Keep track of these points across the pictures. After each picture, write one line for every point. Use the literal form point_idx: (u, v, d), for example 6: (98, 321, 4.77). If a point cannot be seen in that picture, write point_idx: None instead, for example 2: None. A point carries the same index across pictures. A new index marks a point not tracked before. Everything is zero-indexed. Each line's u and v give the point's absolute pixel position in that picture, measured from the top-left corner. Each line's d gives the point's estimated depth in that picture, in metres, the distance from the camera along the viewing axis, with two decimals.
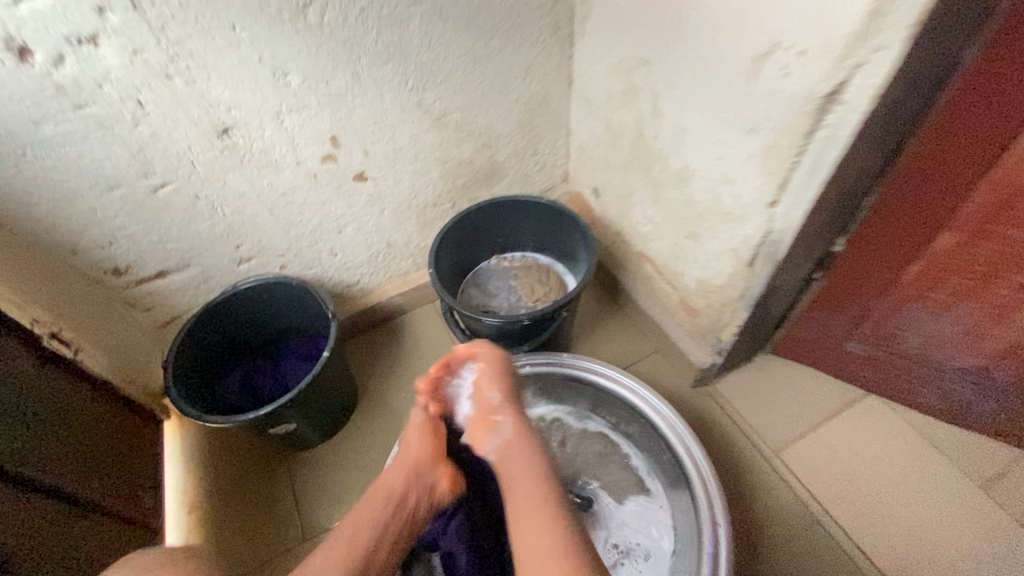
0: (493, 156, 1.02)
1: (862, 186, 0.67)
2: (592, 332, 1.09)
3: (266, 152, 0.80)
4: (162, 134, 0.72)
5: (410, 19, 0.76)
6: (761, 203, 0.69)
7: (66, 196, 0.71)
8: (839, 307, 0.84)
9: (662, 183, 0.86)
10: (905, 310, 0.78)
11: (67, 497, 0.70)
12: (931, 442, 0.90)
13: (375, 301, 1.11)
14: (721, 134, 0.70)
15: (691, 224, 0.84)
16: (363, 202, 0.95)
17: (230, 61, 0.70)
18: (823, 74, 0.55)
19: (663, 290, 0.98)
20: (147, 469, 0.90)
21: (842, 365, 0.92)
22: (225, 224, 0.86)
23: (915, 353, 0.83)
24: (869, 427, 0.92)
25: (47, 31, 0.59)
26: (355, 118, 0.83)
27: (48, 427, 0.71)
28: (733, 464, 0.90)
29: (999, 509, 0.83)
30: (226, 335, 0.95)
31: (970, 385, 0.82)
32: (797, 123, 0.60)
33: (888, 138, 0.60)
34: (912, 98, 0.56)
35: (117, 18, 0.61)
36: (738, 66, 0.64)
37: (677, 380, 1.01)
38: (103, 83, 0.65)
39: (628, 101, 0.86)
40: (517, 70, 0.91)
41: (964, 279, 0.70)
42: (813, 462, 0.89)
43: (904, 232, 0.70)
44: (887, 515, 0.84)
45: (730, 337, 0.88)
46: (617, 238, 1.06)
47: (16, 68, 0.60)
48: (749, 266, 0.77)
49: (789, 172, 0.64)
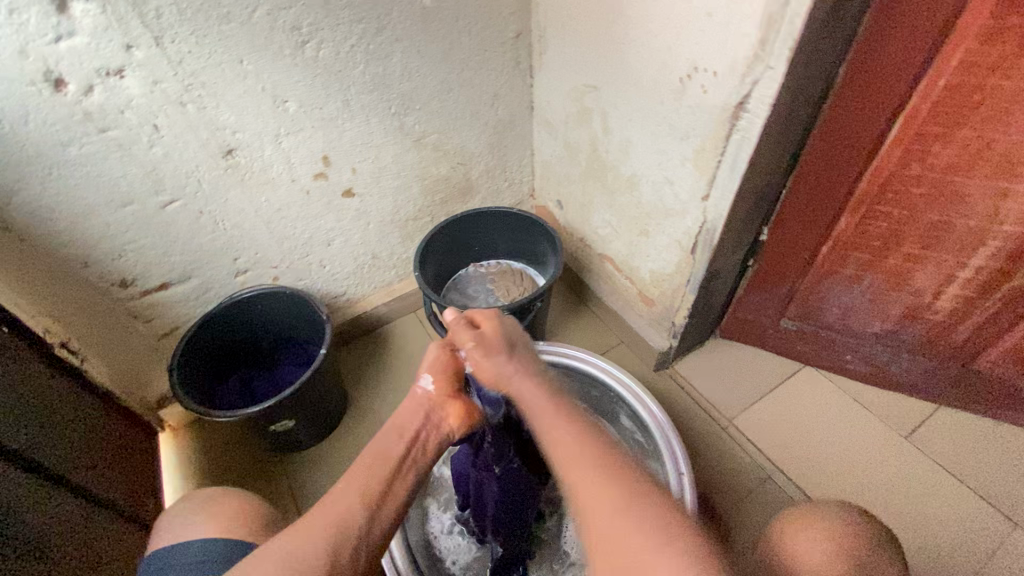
0: (467, 174, 1.14)
1: (775, 180, 0.81)
2: (563, 329, 1.20)
3: (265, 170, 0.90)
4: (173, 155, 0.81)
5: (393, 54, 0.89)
6: (697, 198, 0.83)
7: (84, 211, 0.78)
8: (772, 288, 0.99)
9: (616, 189, 1.00)
10: (823, 284, 0.95)
11: (79, 492, 0.74)
12: (860, 403, 1.04)
13: (361, 310, 1.20)
14: (660, 143, 0.85)
15: (642, 223, 0.97)
16: (351, 216, 1.04)
17: (237, 90, 0.80)
18: (731, 89, 0.70)
19: (623, 285, 1.11)
20: (145, 475, 0.94)
21: (780, 342, 1.07)
22: (225, 238, 0.94)
23: (835, 323, 0.99)
24: (809, 394, 1.05)
25: (80, 65, 0.68)
26: (344, 139, 0.94)
27: (60, 427, 0.76)
28: (695, 433, 1.01)
29: (920, 454, 0.97)
30: (224, 343, 1.01)
31: (883, 346, 0.99)
32: (717, 129, 0.74)
33: (789, 138, 0.75)
34: (802, 106, 0.71)
35: (142, 53, 0.71)
36: (668, 87, 0.78)
37: (641, 366, 1.13)
38: (125, 110, 0.74)
39: (582, 121, 1.00)
40: (486, 97, 1.05)
41: (864, 254, 0.87)
42: (764, 426, 1.01)
43: (814, 218, 0.86)
44: (829, 467, 0.96)
45: (683, 320, 1.00)
46: (581, 243, 1.19)
47: (51, 97, 0.68)
48: (692, 253, 0.90)
49: (715, 170, 0.78)
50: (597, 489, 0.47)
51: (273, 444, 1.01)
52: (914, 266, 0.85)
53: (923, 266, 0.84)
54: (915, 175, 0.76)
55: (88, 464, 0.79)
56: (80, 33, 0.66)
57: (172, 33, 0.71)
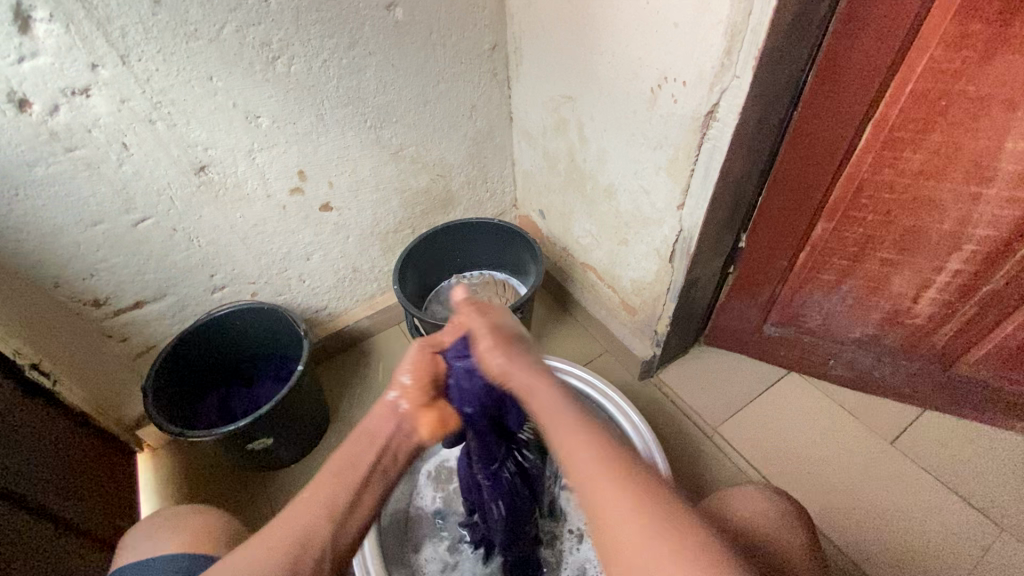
0: (447, 186, 1.13)
1: (750, 187, 0.81)
2: (548, 339, 1.19)
3: (239, 186, 0.89)
4: (144, 173, 0.80)
5: (367, 68, 0.88)
6: (672, 206, 0.83)
7: (53, 231, 0.78)
8: (752, 295, 0.99)
9: (595, 199, 0.99)
10: (803, 290, 0.94)
11: (49, 517, 0.73)
12: (844, 407, 1.03)
13: (343, 324, 1.19)
14: (635, 153, 0.84)
15: (621, 232, 0.97)
16: (329, 230, 1.04)
17: (208, 107, 0.79)
18: (701, 99, 0.69)
19: (606, 294, 1.10)
20: (121, 496, 0.92)
21: (764, 348, 1.07)
22: (201, 254, 0.93)
23: (817, 328, 0.99)
24: (794, 400, 1.04)
25: (44, 85, 0.67)
26: (320, 153, 0.93)
27: (30, 451, 0.74)
28: (680, 441, 1.01)
29: (905, 459, 0.96)
30: (201, 361, 1.00)
31: (866, 351, 0.98)
32: (689, 138, 0.74)
33: (761, 145, 0.75)
34: (773, 113, 0.71)
35: (108, 72, 0.70)
36: (641, 97, 0.78)
37: (626, 375, 1.12)
38: (92, 129, 0.73)
39: (560, 131, 1.00)
40: (464, 109, 1.04)
41: (842, 259, 0.87)
42: (748, 434, 1.00)
43: (790, 224, 0.85)
44: (813, 473, 0.96)
45: (665, 328, 0.99)
46: (563, 253, 1.18)
47: (15, 117, 0.68)
48: (670, 261, 0.89)
49: (689, 178, 0.78)
50: (610, 494, 0.42)
51: (253, 461, 0.99)
52: (892, 270, 0.85)
53: (901, 271, 0.84)
54: (888, 180, 0.76)
55: (62, 484, 0.78)
56: (43, 53, 0.66)
57: (139, 51, 0.71)
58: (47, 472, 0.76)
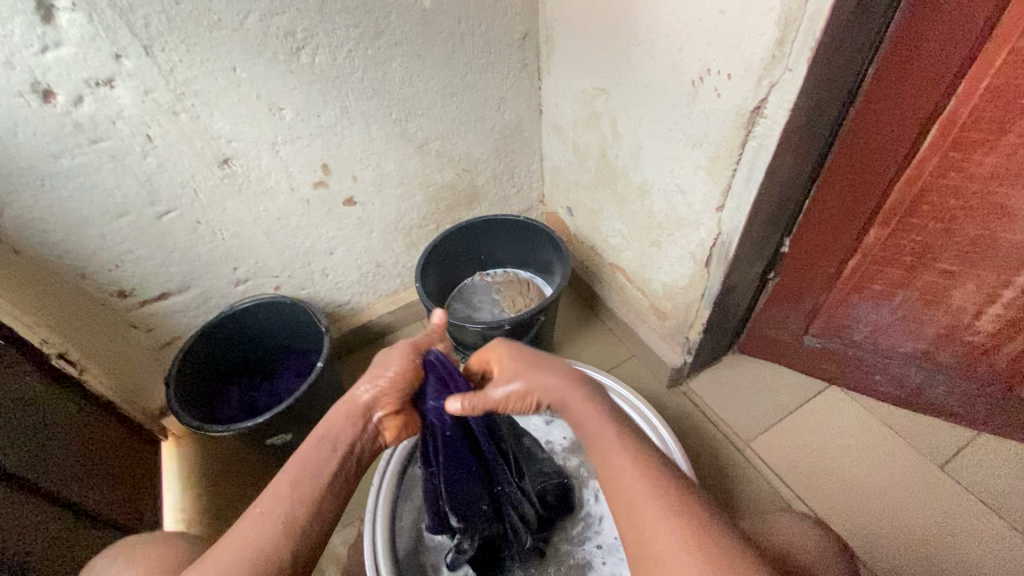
0: (473, 181, 1.10)
1: (796, 189, 0.75)
2: (573, 341, 1.16)
3: (262, 179, 0.87)
4: (167, 165, 0.79)
5: (392, 59, 0.85)
6: (710, 208, 0.78)
7: (79, 222, 0.78)
8: (793, 304, 0.93)
9: (626, 197, 0.94)
10: (850, 300, 0.88)
11: (72, 507, 0.74)
12: (890, 425, 0.97)
13: (365, 319, 1.17)
14: (671, 149, 0.79)
15: (654, 233, 0.92)
16: (353, 224, 1.02)
17: (231, 99, 0.78)
18: (746, 93, 0.64)
19: (635, 297, 1.06)
20: (145, 484, 0.93)
21: (803, 359, 1.00)
22: (224, 247, 0.92)
23: (863, 341, 0.93)
24: (834, 417, 0.98)
25: (68, 75, 0.67)
26: (344, 147, 0.91)
27: (56, 440, 0.75)
28: (709, 455, 0.96)
29: (956, 485, 0.89)
30: (223, 354, 1.00)
31: (917, 368, 0.91)
32: (731, 136, 0.69)
33: (811, 145, 0.69)
34: (827, 109, 0.65)
35: (132, 63, 0.69)
36: (679, 90, 0.73)
37: (654, 382, 1.07)
38: (117, 121, 0.73)
39: (591, 125, 0.95)
40: (492, 101, 1.01)
41: (896, 270, 0.80)
42: (783, 451, 0.95)
43: (839, 230, 0.79)
44: (854, 497, 0.89)
45: (698, 336, 0.95)
46: (592, 252, 1.14)
47: (40, 108, 0.67)
48: (706, 266, 0.84)
49: (729, 179, 0.73)
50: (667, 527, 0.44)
51: (272, 456, 0.99)
52: (952, 283, 0.78)
53: (962, 284, 0.77)
54: (952, 185, 0.69)
55: (85, 474, 0.78)
56: (67, 43, 0.65)
57: (162, 41, 0.69)
58: (71, 462, 0.76)
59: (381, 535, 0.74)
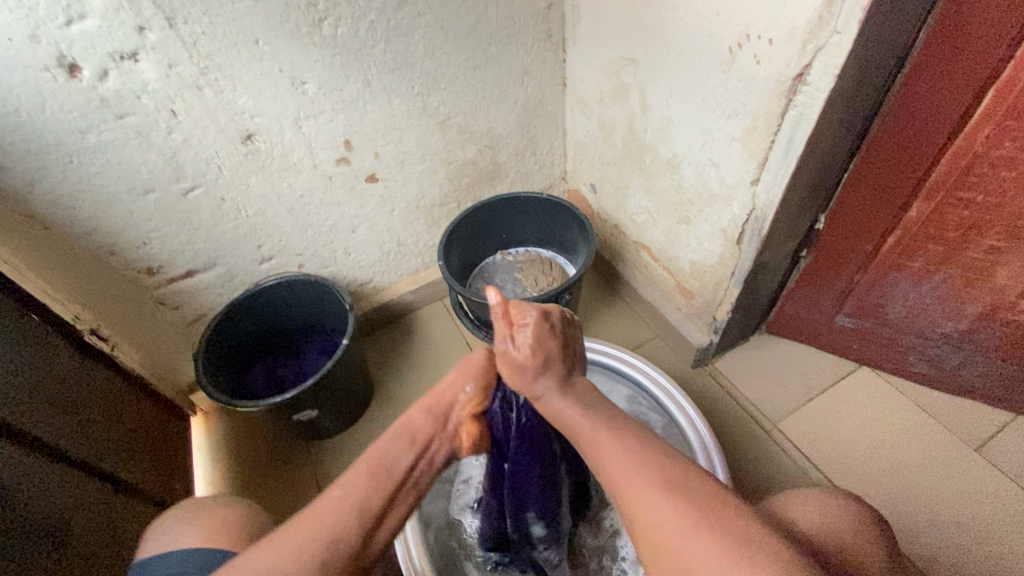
0: (495, 157, 1.08)
1: (835, 162, 0.72)
2: (595, 321, 1.14)
3: (286, 155, 0.87)
4: (192, 141, 0.79)
5: (414, 30, 0.83)
6: (744, 182, 0.75)
7: (107, 198, 0.78)
8: (825, 282, 0.90)
9: (654, 173, 0.92)
10: (887, 278, 0.85)
11: (106, 478, 0.75)
12: (924, 407, 0.94)
13: (388, 298, 1.17)
14: (704, 121, 0.76)
15: (683, 210, 0.89)
16: (375, 202, 1.01)
17: (254, 73, 0.77)
18: (788, 60, 0.61)
19: (661, 276, 1.04)
20: (177, 458, 0.96)
21: (834, 340, 0.98)
22: (248, 225, 0.92)
23: (898, 321, 0.90)
24: (866, 398, 0.96)
25: (93, 48, 0.66)
26: (366, 122, 0.89)
27: (90, 414, 0.76)
28: (735, 436, 0.95)
29: (991, 469, 0.87)
30: (250, 332, 1.01)
31: (955, 349, 0.88)
32: (769, 105, 0.66)
33: (854, 114, 0.66)
34: (873, 77, 0.62)
35: (155, 35, 0.68)
36: (715, 58, 0.70)
37: (679, 363, 1.06)
38: (141, 95, 0.72)
39: (618, 98, 0.92)
40: (515, 74, 0.98)
41: (938, 247, 0.77)
42: (812, 432, 0.93)
43: (879, 205, 0.77)
44: (884, 479, 0.88)
45: (726, 316, 0.93)
46: (616, 231, 1.12)
47: (66, 82, 0.67)
48: (737, 243, 0.82)
49: (765, 152, 0.70)
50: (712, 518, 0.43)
51: (299, 433, 1.00)
52: (999, 260, 0.75)
53: (1010, 262, 0.74)
54: (1006, 156, 0.65)
55: (120, 449, 0.80)
56: (91, 16, 0.64)
57: (185, 13, 0.68)
58: (106, 437, 0.78)
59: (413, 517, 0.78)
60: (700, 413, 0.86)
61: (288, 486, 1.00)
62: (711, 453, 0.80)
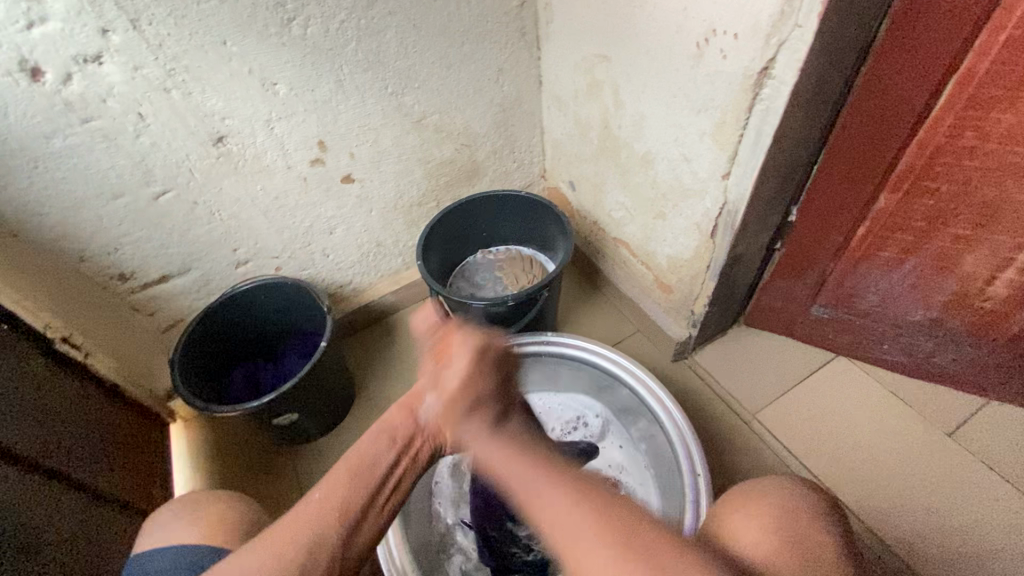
0: (473, 156, 1.08)
1: (804, 155, 0.74)
2: (576, 318, 1.15)
3: (258, 157, 0.86)
4: (161, 144, 0.78)
5: (386, 29, 0.83)
6: (716, 176, 0.76)
7: (75, 204, 0.77)
8: (799, 273, 0.91)
9: (629, 169, 0.92)
10: (859, 269, 0.87)
11: (82, 487, 0.74)
12: (899, 395, 0.96)
13: (368, 298, 1.17)
14: (675, 116, 0.77)
15: (658, 205, 0.90)
16: (352, 203, 1.00)
17: (223, 74, 0.76)
18: (753, 54, 0.62)
19: (639, 271, 1.04)
20: (156, 466, 0.94)
21: (810, 330, 1.00)
22: (222, 228, 0.91)
23: (871, 311, 0.92)
24: (842, 387, 0.98)
25: (55, 52, 0.65)
26: (340, 122, 0.89)
27: (65, 423, 0.75)
28: (715, 429, 0.95)
29: (963, 453, 0.89)
30: (227, 336, 1.00)
31: (926, 337, 0.90)
32: (736, 98, 0.67)
33: (820, 107, 0.67)
34: (837, 69, 0.63)
35: (119, 38, 0.67)
36: (684, 54, 0.70)
37: (660, 358, 1.07)
38: (107, 99, 0.71)
39: (593, 95, 0.92)
40: (490, 72, 0.98)
41: (907, 236, 0.79)
42: (790, 423, 0.94)
43: (849, 195, 0.77)
44: (860, 465, 0.89)
45: (703, 309, 0.94)
46: (595, 227, 1.12)
47: (28, 86, 0.66)
48: (711, 237, 0.83)
49: (735, 146, 0.71)
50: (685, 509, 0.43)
51: (280, 437, 0.99)
52: (964, 249, 0.76)
53: (975, 249, 0.76)
54: (968, 145, 0.67)
55: (97, 458, 0.79)
56: (52, 18, 0.63)
57: (149, 14, 0.67)
58: (83, 445, 0.77)
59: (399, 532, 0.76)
60: (677, 404, 0.87)
61: (274, 491, 1.00)
62: (687, 441, 0.81)
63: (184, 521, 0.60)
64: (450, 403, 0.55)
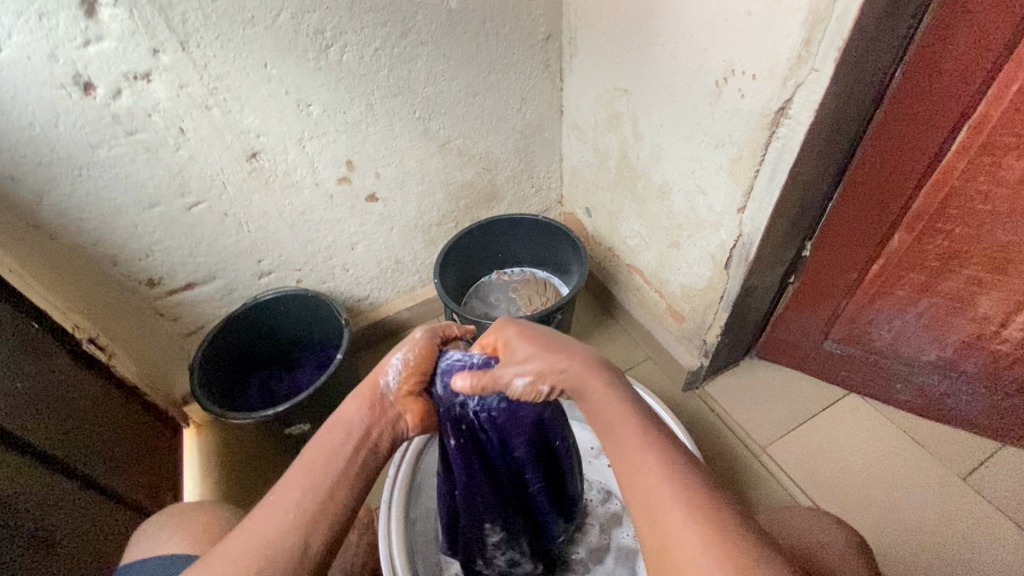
0: (493, 179, 1.11)
1: (819, 191, 0.75)
2: (589, 342, 1.16)
3: (289, 173, 0.89)
4: (198, 157, 0.82)
5: (417, 58, 0.87)
6: (731, 209, 0.77)
7: (113, 211, 0.80)
8: (812, 307, 0.92)
9: (646, 200, 0.95)
10: (873, 305, 0.87)
11: (98, 485, 0.76)
12: (912, 435, 0.95)
13: (384, 315, 1.19)
14: (693, 150, 0.79)
15: (674, 235, 0.91)
16: (375, 220, 1.03)
17: (261, 94, 0.80)
18: (770, 94, 0.64)
19: (652, 298, 1.06)
20: (169, 470, 0.96)
21: (822, 365, 1.00)
22: (249, 240, 0.94)
23: (884, 348, 0.92)
24: (854, 424, 0.97)
25: (108, 69, 0.69)
26: (368, 144, 0.92)
27: (84, 421, 0.77)
28: (727, 462, 0.95)
29: (979, 499, 0.87)
30: (245, 344, 1.02)
31: (941, 376, 0.90)
32: (754, 136, 0.69)
33: (835, 146, 0.69)
34: (852, 111, 0.65)
35: (168, 57, 0.71)
36: (704, 91, 0.73)
37: (670, 386, 1.07)
38: (152, 113, 0.75)
39: (613, 126, 0.95)
40: (513, 101, 1.02)
41: (920, 274, 0.79)
42: (802, 458, 0.93)
43: (865, 231, 0.79)
44: (872, 504, 0.88)
45: (715, 340, 0.94)
46: (610, 254, 1.14)
47: (80, 100, 0.70)
48: (725, 268, 0.84)
49: (750, 181, 0.73)
50: None
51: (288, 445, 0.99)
52: (979, 289, 0.76)
53: (991, 291, 0.76)
54: (983, 189, 0.68)
55: (111, 456, 0.81)
56: (108, 38, 0.67)
57: (198, 37, 0.71)
58: (100, 443, 0.79)
59: (398, 496, 0.79)
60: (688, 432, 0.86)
61: None
62: None
63: (192, 525, 0.61)
64: (411, 374, 0.59)
